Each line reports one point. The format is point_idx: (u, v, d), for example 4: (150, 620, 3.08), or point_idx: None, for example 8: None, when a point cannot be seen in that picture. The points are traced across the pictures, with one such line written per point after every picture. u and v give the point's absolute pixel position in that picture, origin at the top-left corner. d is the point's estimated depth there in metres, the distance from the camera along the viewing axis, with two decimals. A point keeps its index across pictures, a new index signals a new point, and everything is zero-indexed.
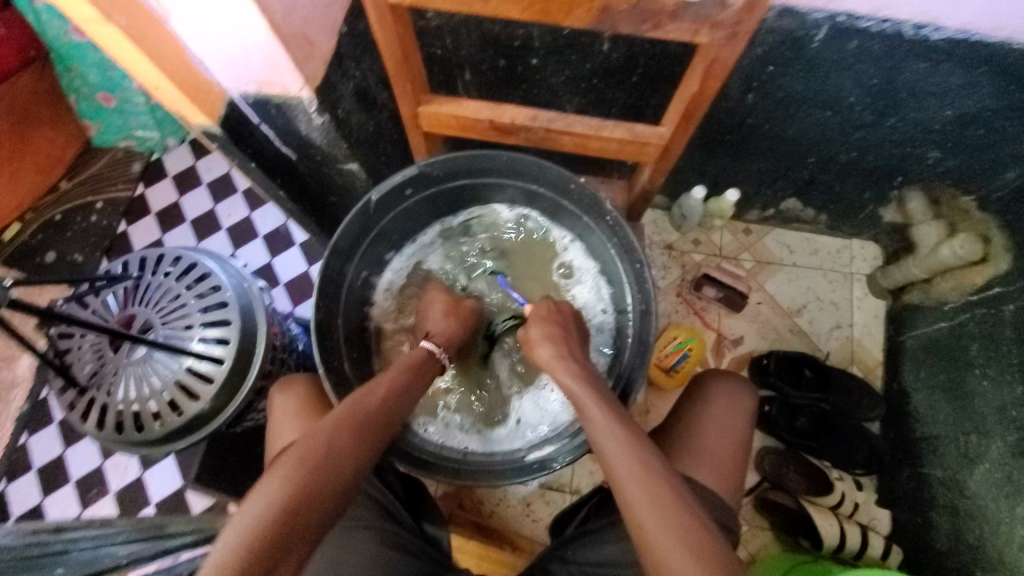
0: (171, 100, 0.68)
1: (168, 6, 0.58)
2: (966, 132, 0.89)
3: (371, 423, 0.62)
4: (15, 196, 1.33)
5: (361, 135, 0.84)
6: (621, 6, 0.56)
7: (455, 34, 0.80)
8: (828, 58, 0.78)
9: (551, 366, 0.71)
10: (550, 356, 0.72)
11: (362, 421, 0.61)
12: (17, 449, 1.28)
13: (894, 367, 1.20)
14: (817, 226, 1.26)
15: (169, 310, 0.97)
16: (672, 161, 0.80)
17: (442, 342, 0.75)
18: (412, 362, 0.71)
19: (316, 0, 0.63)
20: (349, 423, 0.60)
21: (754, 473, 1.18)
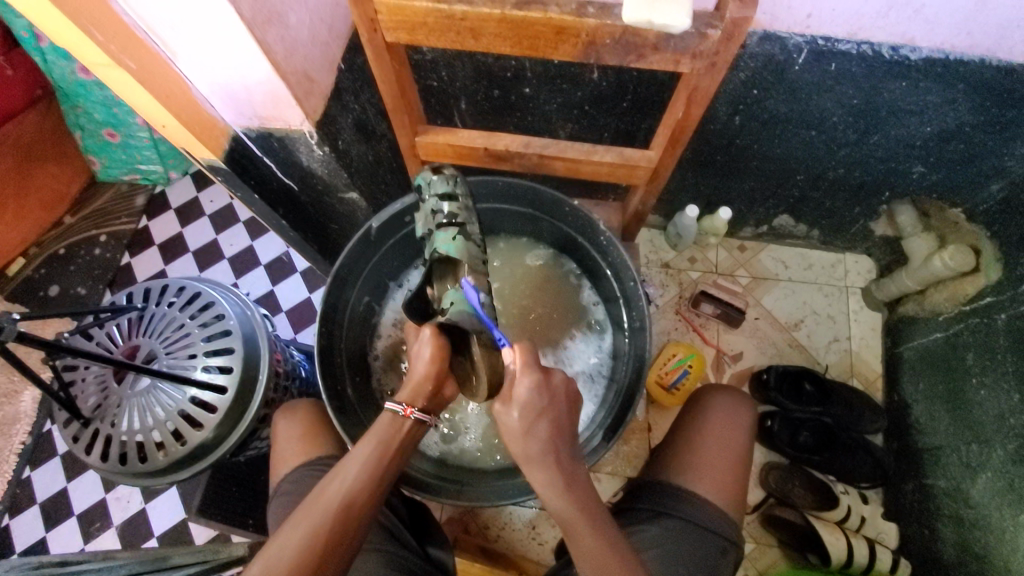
0: (177, 136, 0.70)
1: (175, 49, 0.60)
2: (948, 147, 0.91)
3: (332, 525, 0.54)
4: (21, 232, 1.35)
5: (361, 165, 0.86)
6: (607, 39, 0.58)
7: (450, 67, 0.83)
8: (810, 80, 0.80)
9: (529, 461, 0.58)
10: (536, 448, 0.57)
11: (315, 525, 0.54)
12: (20, 484, 1.27)
13: (894, 379, 1.20)
14: (810, 241, 1.28)
15: (173, 340, 0.98)
16: (661, 183, 0.82)
17: (407, 396, 0.63)
18: (382, 429, 0.62)
19: (314, 39, 0.66)
20: (309, 527, 0.54)
21: (759, 489, 1.17)
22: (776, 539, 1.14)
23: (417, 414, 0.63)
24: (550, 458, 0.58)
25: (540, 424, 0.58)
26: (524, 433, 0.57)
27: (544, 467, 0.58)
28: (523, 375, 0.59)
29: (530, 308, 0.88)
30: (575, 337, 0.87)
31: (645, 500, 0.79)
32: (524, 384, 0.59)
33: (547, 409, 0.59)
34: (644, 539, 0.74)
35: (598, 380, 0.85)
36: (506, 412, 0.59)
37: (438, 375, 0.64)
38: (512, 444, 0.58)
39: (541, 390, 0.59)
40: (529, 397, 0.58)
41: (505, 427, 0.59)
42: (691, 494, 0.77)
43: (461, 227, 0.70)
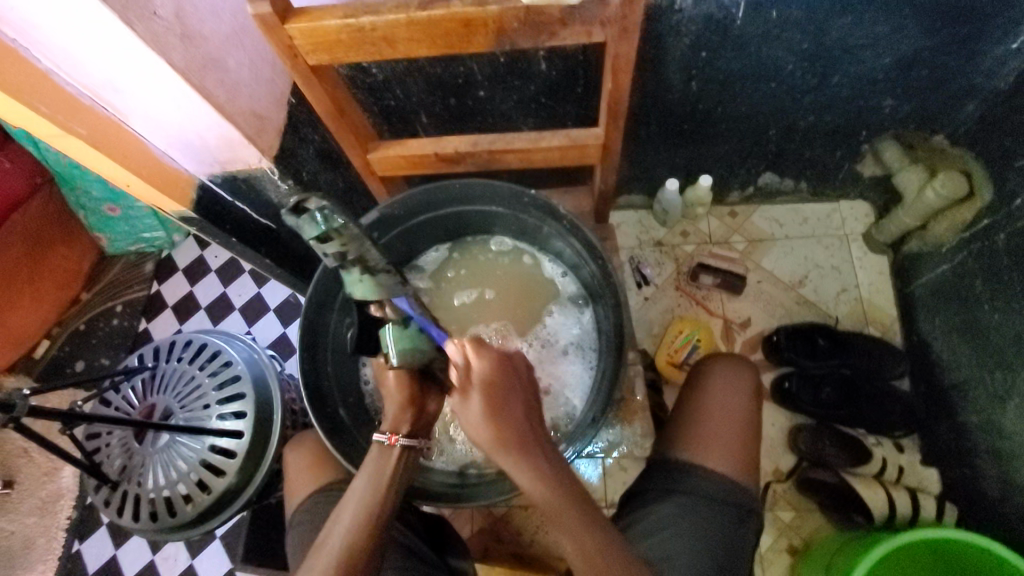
0: (144, 194, 0.73)
1: (124, 111, 0.63)
2: (913, 74, 0.89)
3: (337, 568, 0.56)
4: (42, 315, 1.40)
5: (331, 193, 0.89)
6: (515, 24, 0.59)
7: (402, 84, 0.85)
8: (754, 33, 0.80)
9: (501, 445, 0.57)
10: (507, 429, 0.57)
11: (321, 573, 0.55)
12: (70, 558, 1.28)
13: (910, 319, 1.17)
14: (801, 195, 1.26)
15: (186, 394, 1.00)
16: (616, 158, 0.83)
17: (389, 423, 0.64)
18: (374, 467, 0.63)
19: (258, 79, 0.68)
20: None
21: (790, 455, 1.13)
22: (815, 504, 1.10)
23: (403, 440, 0.63)
24: (523, 440, 0.57)
25: (504, 403, 0.58)
26: (489, 415, 0.57)
27: (520, 447, 0.57)
28: (476, 359, 0.59)
29: (508, 295, 0.91)
30: (552, 312, 0.90)
31: (654, 480, 0.78)
32: (478, 367, 0.58)
33: (506, 387, 0.59)
34: (658, 520, 0.74)
35: (586, 357, 0.87)
36: (467, 399, 0.57)
37: (410, 395, 0.65)
38: (478, 433, 0.57)
39: (497, 364, 0.59)
40: (487, 376, 0.58)
41: (496, 446, 0.57)
42: (699, 467, 0.76)
43: (362, 260, 0.63)
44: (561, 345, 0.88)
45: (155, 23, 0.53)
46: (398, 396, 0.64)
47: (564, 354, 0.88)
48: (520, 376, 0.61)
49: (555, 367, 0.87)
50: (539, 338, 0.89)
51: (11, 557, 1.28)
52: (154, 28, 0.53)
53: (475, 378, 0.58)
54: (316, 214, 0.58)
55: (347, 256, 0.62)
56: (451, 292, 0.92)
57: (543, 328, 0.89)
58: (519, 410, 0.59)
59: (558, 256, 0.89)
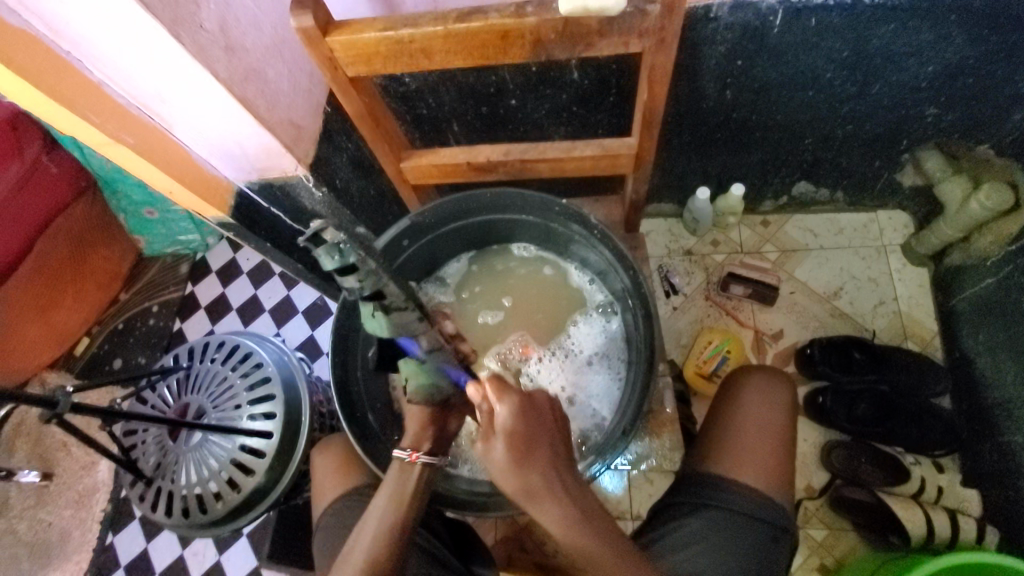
0: (186, 199, 0.75)
1: (168, 120, 0.65)
2: (959, 82, 0.86)
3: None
4: (82, 313, 1.44)
5: (363, 200, 0.91)
6: (551, 34, 0.59)
7: (435, 93, 0.86)
8: (793, 41, 0.78)
9: (531, 496, 0.53)
10: (535, 479, 0.53)
11: None
12: (104, 550, 1.31)
13: (952, 335, 1.13)
14: (837, 205, 1.23)
15: (219, 394, 1.03)
16: (648, 168, 0.83)
17: (411, 441, 0.65)
18: (393, 486, 0.63)
19: (296, 89, 0.70)
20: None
21: (822, 472, 1.10)
22: (848, 523, 1.06)
23: (424, 457, 0.64)
24: (551, 485, 0.53)
25: (531, 452, 0.53)
26: (515, 466, 0.52)
27: (550, 499, 0.53)
28: (498, 405, 0.54)
29: (534, 302, 0.91)
30: (577, 320, 0.90)
31: (683, 493, 0.77)
32: (501, 413, 0.54)
33: (534, 432, 0.54)
34: (686, 535, 0.73)
35: (614, 365, 0.87)
36: (489, 448, 0.54)
37: (431, 416, 0.65)
38: (505, 483, 0.53)
39: (520, 409, 0.54)
40: (510, 425, 0.53)
41: (526, 495, 0.53)
42: (731, 483, 0.74)
43: (379, 296, 0.50)
44: (587, 355, 0.88)
45: (200, 36, 0.54)
46: (420, 416, 0.65)
47: (589, 364, 0.88)
48: (550, 418, 0.56)
49: (580, 376, 0.87)
50: (562, 348, 0.89)
51: (48, 546, 1.31)
52: (199, 41, 0.54)
53: (499, 425, 0.54)
54: (333, 248, 0.44)
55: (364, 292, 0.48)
56: (477, 301, 0.93)
57: (567, 338, 0.89)
58: (548, 458, 0.54)
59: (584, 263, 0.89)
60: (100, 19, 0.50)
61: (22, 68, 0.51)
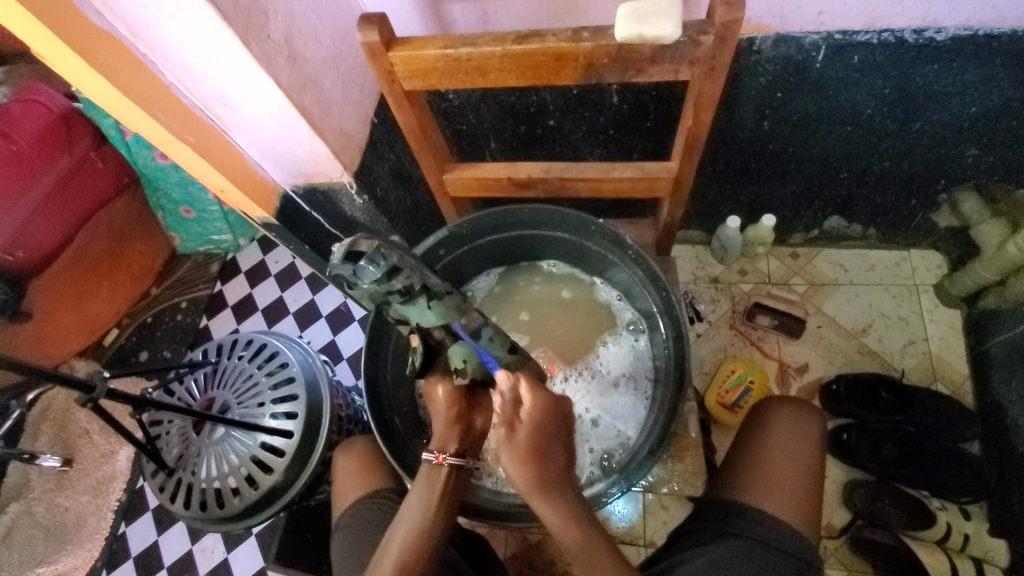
0: (234, 199, 0.78)
1: (227, 122, 0.68)
2: (1001, 124, 0.86)
3: None
4: (114, 304, 1.48)
5: (400, 209, 0.93)
6: (604, 60, 0.61)
7: (476, 109, 0.88)
8: (834, 76, 0.79)
9: (540, 492, 0.57)
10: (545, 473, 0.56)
11: None
12: (116, 540, 1.32)
13: (984, 379, 1.10)
14: (868, 241, 1.22)
15: (244, 390, 1.05)
16: (685, 192, 0.84)
17: (438, 440, 0.63)
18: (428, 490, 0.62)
19: (348, 99, 0.72)
20: None
21: (844, 511, 1.07)
22: (870, 566, 1.02)
23: (451, 458, 0.63)
24: (558, 482, 0.57)
25: (548, 451, 0.57)
26: (531, 458, 0.56)
27: (557, 497, 0.57)
28: (527, 397, 0.57)
29: (562, 316, 0.92)
30: (606, 339, 0.90)
31: (708, 521, 0.76)
32: (530, 407, 0.56)
33: (550, 429, 0.57)
34: (709, 562, 0.72)
35: (641, 381, 0.87)
36: (512, 438, 0.56)
37: (459, 411, 0.63)
38: (516, 472, 0.56)
39: (549, 404, 0.57)
40: (536, 420, 0.56)
41: (532, 487, 0.56)
42: (758, 513, 0.74)
43: (427, 289, 0.59)
44: (615, 375, 0.88)
45: (267, 45, 0.57)
46: (447, 413, 0.63)
47: (616, 386, 0.88)
48: (566, 420, 0.60)
49: (607, 394, 0.87)
50: (591, 364, 0.89)
51: (63, 531, 1.32)
52: (266, 50, 0.57)
53: (524, 414, 0.56)
54: (378, 251, 0.55)
55: (413, 288, 0.58)
56: (501, 316, 0.93)
57: (596, 359, 0.89)
58: (560, 459, 0.58)
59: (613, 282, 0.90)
60: (179, 23, 0.53)
61: (102, 64, 0.54)
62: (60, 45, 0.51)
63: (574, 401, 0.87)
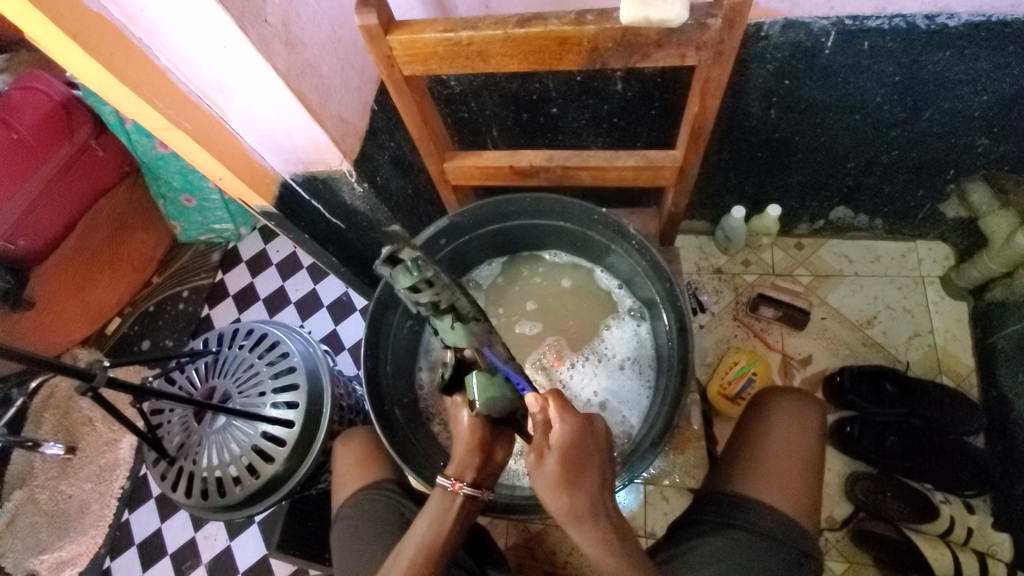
0: (232, 187, 0.77)
1: (225, 109, 0.67)
2: (1012, 113, 0.84)
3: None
4: (116, 293, 1.47)
5: (400, 198, 0.92)
6: (608, 43, 0.60)
7: (477, 97, 0.87)
8: (843, 63, 0.77)
9: (572, 517, 0.53)
10: (581, 504, 0.53)
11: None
12: (120, 527, 1.33)
13: (989, 373, 1.09)
14: (874, 232, 1.21)
15: (244, 380, 1.04)
16: (690, 181, 0.83)
17: (456, 467, 0.62)
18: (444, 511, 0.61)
19: (347, 86, 0.71)
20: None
21: (845, 503, 1.07)
22: (870, 558, 1.03)
23: (467, 488, 0.61)
24: (596, 513, 0.54)
25: (580, 472, 0.54)
26: (564, 484, 0.53)
27: (590, 522, 0.54)
28: (558, 421, 0.55)
29: (564, 306, 0.92)
30: (609, 328, 0.90)
31: (708, 511, 0.76)
32: (560, 430, 0.54)
33: (585, 456, 0.54)
34: (707, 552, 0.72)
35: (645, 369, 0.87)
36: (542, 463, 0.54)
37: (481, 442, 0.62)
38: (552, 504, 0.53)
39: (579, 429, 0.55)
40: (567, 441, 0.54)
41: (573, 521, 0.53)
42: (756, 503, 0.73)
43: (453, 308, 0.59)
44: (617, 364, 0.88)
45: (265, 29, 0.56)
46: (469, 440, 0.62)
47: (623, 369, 0.87)
48: (602, 443, 0.57)
49: (610, 384, 0.87)
50: (595, 355, 0.89)
51: (66, 519, 1.32)
52: (263, 34, 0.56)
53: (554, 439, 0.54)
54: (413, 265, 0.53)
55: (439, 303, 0.58)
56: (507, 305, 0.93)
57: (600, 344, 0.89)
58: (595, 479, 0.54)
59: (614, 270, 0.90)
60: (175, 5, 0.52)
61: (96, 49, 0.53)
62: (53, 29, 0.50)
63: (582, 385, 0.87)
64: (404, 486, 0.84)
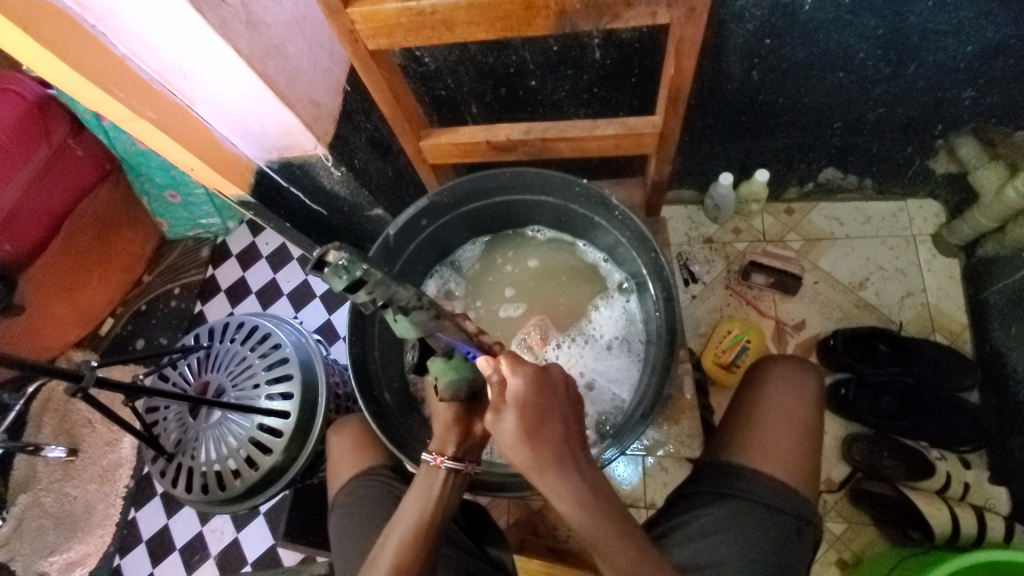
0: (206, 177, 0.75)
1: (191, 97, 0.65)
2: (997, 63, 0.83)
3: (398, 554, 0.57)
4: (106, 294, 1.45)
5: (381, 181, 0.90)
6: (576, 5, 0.59)
7: (454, 73, 0.85)
8: (824, 19, 0.76)
9: (540, 470, 0.51)
10: (544, 453, 0.51)
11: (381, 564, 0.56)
12: (127, 525, 1.34)
13: (982, 328, 1.09)
14: (864, 193, 1.19)
15: (238, 373, 1.04)
16: (672, 148, 0.82)
17: (439, 444, 0.61)
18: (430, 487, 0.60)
19: (318, 67, 0.69)
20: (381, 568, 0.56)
21: (843, 465, 1.08)
22: (869, 518, 1.04)
23: (449, 462, 0.59)
24: (563, 459, 0.52)
25: (542, 422, 0.52)
26: (526, 437, 0.50)
27: (558, 473, 0.52)
28: (510, 375, 0.52)
29: (551, 283, 0.92)
30: (597, 303, 0.90)
31: (704, 482, 0.76)
32: (514, 384, 0.52)
33: (544, 405, 0.52)
34: (706, 524, 0.72)
35: (635, 341, 0.86)
36: (499, 420, 0.51)
37: (456, 414, 0.60)
38: (516, 457, 0.51)
39: (534, 379, 0.52)
40: (523, 393, 0.52)
41: (538, 472, 0.51)
42: (753, 473, 0.73)
43: (392, 303, 0.54)
44: (608, 338, 0.88)
45: (224, 10, 0.54)
46: (445, 415, 0.60)
47: (611, 349, 0.87)
48: (561, 393, 0.55)
49: (601, 359, 0.86)
50: (584, 331, 0.89)
51: (72, 520, 1.33)
52: (222, 15, 0.54)
53: (510, 396, 0.52)
54: (339, 268, 0.50)
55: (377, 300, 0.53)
56: (487, 295, 0.93)
57: (589, 321, 0.89)
58: (558, 430, 0.52)
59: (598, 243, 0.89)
60: None
61: (46, 39, 0.51)
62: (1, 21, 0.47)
63: (569, 363, 0.87)
64: (400, 472, 0.84)
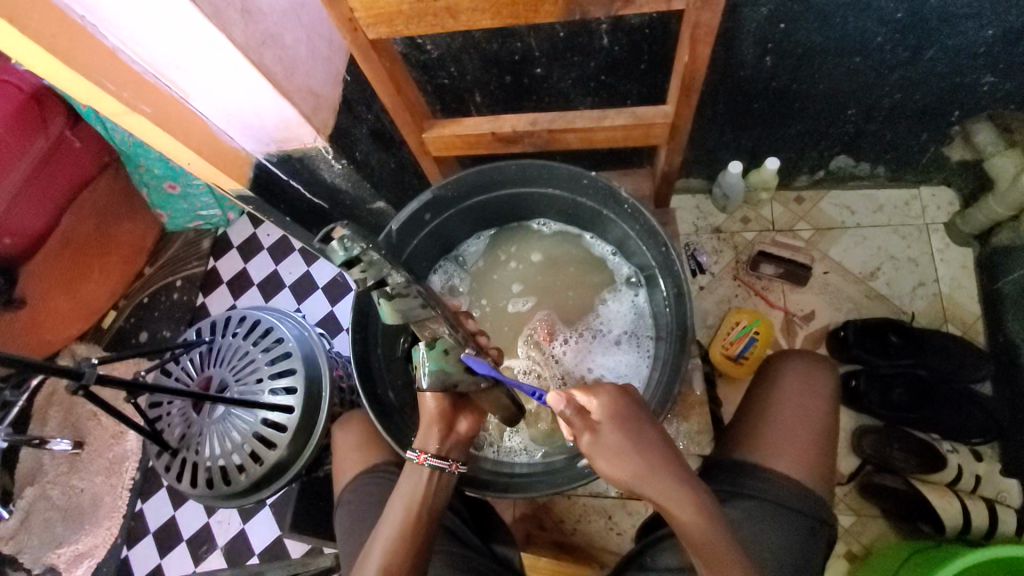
0: (204, 172, 0.73)
1: (186, 89, 0.63)
2: (1018, 48, 0.80)
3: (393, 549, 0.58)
4: (107, 287, 1.44)
5: (383, 173, 0.88)
6: None
7: (457, 61, 0.82)
8: (840, 3, 0.73)
9: (649, 474, 0.55)
10: (650, 458, 0.56)
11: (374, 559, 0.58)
12: (134, 517, 1.34)
13: (996, 319, 1.08)
14: (876, 181, 1.17)
15: (241, 368, 1.03)
16: (682, 137, 0.80)
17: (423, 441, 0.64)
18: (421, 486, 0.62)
19: (317, 57, 0.67)
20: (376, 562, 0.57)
21: (853, 457, 1.07)
22: (879, 510, 1.03)
23: (432, 459, 0.62)
24: (665, 458, 0.56)
25: (635, 430, 0.57)
26: (626, 447, 0.55)
27: (668, 475, 0.56)
28: (591, 397, 0.58)
29: (558, 278, 0.90)
30: (605, 297, 0.88)
31: (716, 481, 0.75)
32: (598, 404, 0.57)
33: (631, 418, 0.57)
34: None
35: (643, 336, 0.85)
36: (598, 437, 0.56)
37: (441, 414, 0.63)
38: (622, 468, 0.55)
39: (616, 395, 0.58)
40: (611, 409, 0.57)
41: (649, 479, 0.55)
42: (767, 471, 0.72)
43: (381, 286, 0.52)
44: (616, 333, 0.86)
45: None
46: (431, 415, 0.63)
47: (619, 344, 0.85)
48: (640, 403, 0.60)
49: (608, 355, 0.85)
50: (591, 326, 0.87)
51: (79, 512, 1.33)
52: (216, 4, 0.52)
53: (599, 416, 0.57)
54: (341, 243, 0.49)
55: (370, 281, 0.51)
56: (493, 291, 0.91)
57: (597, 316, 0.87)
58: (653, 434, 0.57)
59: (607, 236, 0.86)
60: None
61: (35, 32, 0.49)
62: None
63: (576, 359, 0.86)
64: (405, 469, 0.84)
